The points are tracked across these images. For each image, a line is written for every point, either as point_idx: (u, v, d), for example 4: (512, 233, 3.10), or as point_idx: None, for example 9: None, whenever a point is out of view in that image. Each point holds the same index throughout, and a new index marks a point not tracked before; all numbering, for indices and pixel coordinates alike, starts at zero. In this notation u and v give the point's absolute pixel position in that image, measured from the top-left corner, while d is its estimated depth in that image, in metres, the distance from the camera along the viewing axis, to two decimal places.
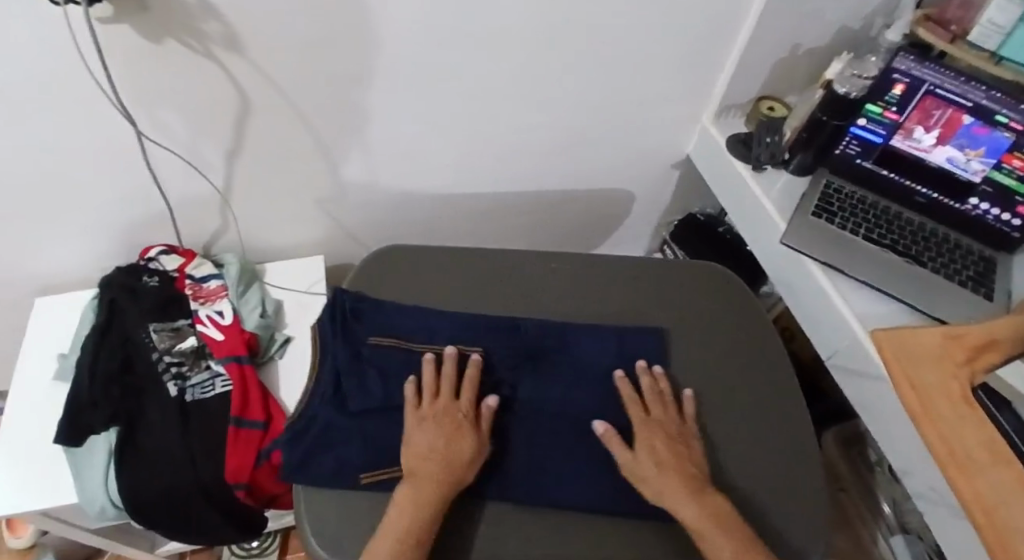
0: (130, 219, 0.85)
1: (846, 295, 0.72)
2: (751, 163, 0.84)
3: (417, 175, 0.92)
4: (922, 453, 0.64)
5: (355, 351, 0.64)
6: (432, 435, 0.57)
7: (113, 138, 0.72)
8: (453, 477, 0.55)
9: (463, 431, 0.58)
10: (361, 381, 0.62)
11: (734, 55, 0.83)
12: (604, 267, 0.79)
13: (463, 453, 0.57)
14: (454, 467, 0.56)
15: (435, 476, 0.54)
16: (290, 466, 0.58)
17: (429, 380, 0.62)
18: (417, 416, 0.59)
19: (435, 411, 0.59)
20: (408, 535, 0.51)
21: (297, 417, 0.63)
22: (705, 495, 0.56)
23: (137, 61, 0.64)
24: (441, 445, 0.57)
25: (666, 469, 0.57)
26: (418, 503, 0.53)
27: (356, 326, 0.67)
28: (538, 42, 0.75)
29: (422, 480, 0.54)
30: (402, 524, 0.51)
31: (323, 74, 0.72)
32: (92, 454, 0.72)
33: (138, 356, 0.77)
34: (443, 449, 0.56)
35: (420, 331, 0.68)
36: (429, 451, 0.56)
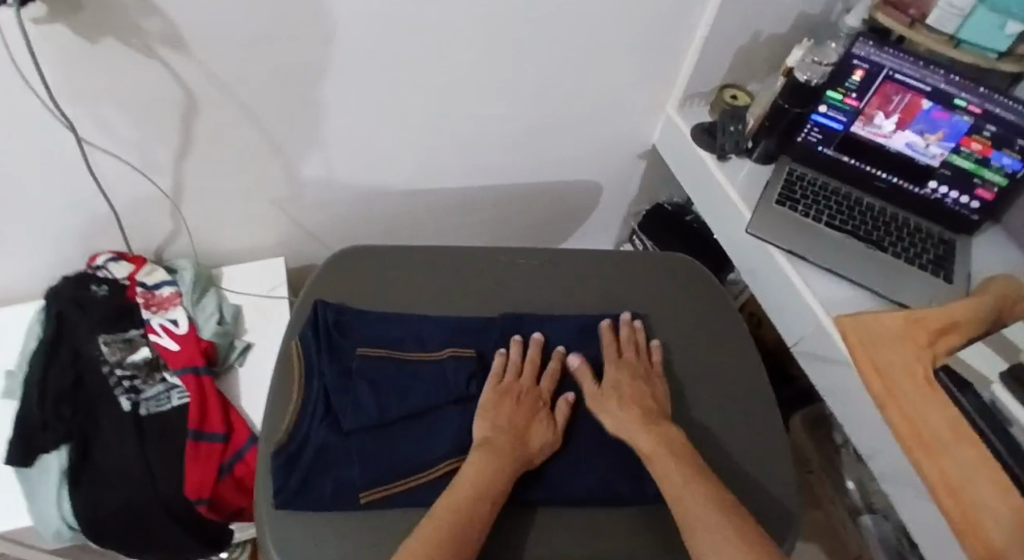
0: (75, 226, 0.80)
1: (812, 283, 0.72)
2: (717, 153, 0.83)
3: (378, 171, 0.89)
4: (891, 437, 0.65)
5: (344, 366, 0.62)
6: (511, 419, 0.58)
7: (48, 144, 0.68)
8: (528, 452, 0.56)
9: (546, 418, 0.60)
10: (354, 395, 0.59)
11: (696, 43, 0.82)
12: (571, 262, 0.77)
13: (549, 437, 0.58)
14: (531, 444, 0.57)
15: (511, 447, 0.55)
16: (285, 491, 0.54)
17: (516, 357, 0.64)
18: (496, 393, 0.60)
19: (520, 390, 0.61)
20: (480, 495, 0.51)
21: (286, 439, 0.59)
22: (660, 437, 0.58)
23: (73, 61, 0.60)
24: (524, 426, 0.58)
25: (624, 402, 0.61)
26: (503, 462, 0.54)
27: (342, 341, 0.64)
28: (501, 32, 0.73)
29: (500, 450, 0.54)
30: (485, 476, 0.52)
31: (276, 69, 0.69)
32: (46, 475, 0.68)
33: (88, 371, 0.73)
34: (524, 426, 0.58)
35: (381, 335, 0.66)
36: (511, 425, 0.57)
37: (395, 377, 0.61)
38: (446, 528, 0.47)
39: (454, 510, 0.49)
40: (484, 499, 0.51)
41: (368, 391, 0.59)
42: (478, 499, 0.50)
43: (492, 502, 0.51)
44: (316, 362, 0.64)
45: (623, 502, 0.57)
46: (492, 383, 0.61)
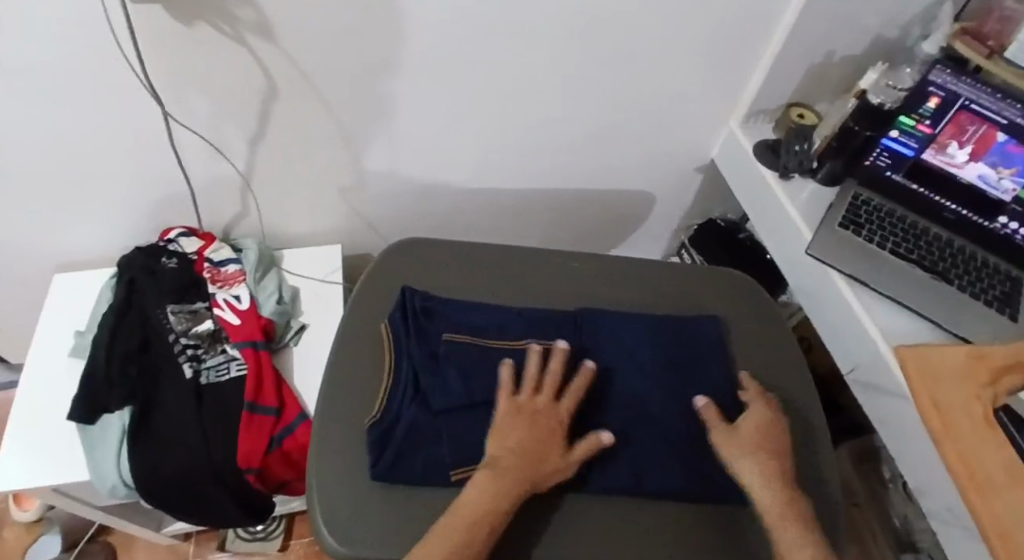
0: (153, 197, 0.85)
1: (872, 310, 0.70)
2: (779, 171, 0.82)
3: (439, 169, 0.91)
4: (943, 477, 0.63)
5: (432, 349, 0.64)
6: (526, 437, 0.55)
7: (137, 118, 0.72)
8: (539, 473, 0.54)
9: (563, 441, 0.56)
10: (438, 376, 0.61)
11: (766, 59, 0.82)
12: (628, 269, 0.78)
13: (563, 460, 0.55)
14: (544, 466, 0.54)
15: (518, 471, 0.53)
16: (381, 465, 0.57)
17: (534, 371, 0.60)
18: (512, 408, 0.57)
19: (538, 408, 0.58)
20: (481, 519, 0.50)
21: (379, 416, 0.61)
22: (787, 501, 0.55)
23: (169, 40, 0.64)
24: (539, 450, 0.55)
25: (760, 454, 0.57)
26: (511, 482, 0.52)
27: (428, 325, 0.66)
28: (571, 39, 0.75)
29: (506, 477, 0.52)
30: (488, 498, 0.51)
31: (353, 64, 0.72)
32: (106, 431, 0.72)
33: (155, 337, 0.78)
34: (536, 447, 0.55)
35: (465, 320, 0.67)
36: (521, 444, 0.55)
37: (477, 358, 0.63)
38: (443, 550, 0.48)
39: (454, 532, 0.49)
40: (484, 520, 0.50)
41: (457, 375, 0.61)
42: (476, 521, 0.50)
43: (493, 525, 0.50)
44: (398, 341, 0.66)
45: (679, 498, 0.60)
46: (508, 396, 0.58)
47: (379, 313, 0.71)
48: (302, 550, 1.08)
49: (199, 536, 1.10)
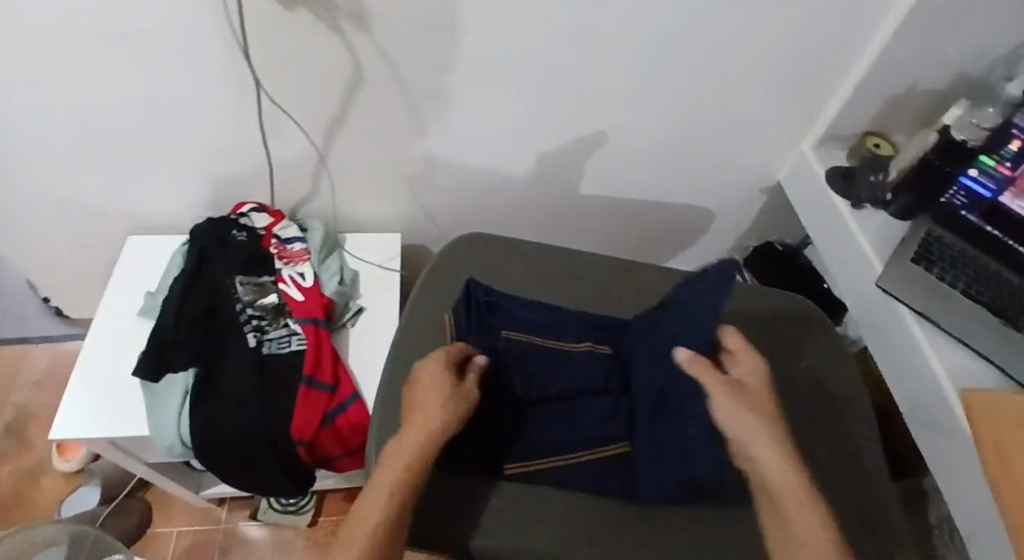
0: (232, 169, 0.88)
1: (938, 347, 0.69)
2: (852, 202, 0.82)
3: (507, 166, 0.93)
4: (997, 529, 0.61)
5: (492, 344, 0.65)
6: (416, 427, 0.56)
7: (230, 91, 0.76)
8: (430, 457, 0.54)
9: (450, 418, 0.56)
10: (502, 373, 0.64)
11: (848, 86, 0.82)
12: (688, 282, 0.78)
13: (447, 412, 0.56)
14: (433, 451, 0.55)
15: (410, 463, 0.53)
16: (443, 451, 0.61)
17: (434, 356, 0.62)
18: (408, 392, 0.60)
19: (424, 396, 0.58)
20: (379, 516, 0.50)
21: None
22: (806, 485, 0.52)
23: (269, 21, 0.66)
24: (426, 433, 0.55)
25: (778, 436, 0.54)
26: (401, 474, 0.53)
27: (490, 319, 0.67)
28: (654, 51, 0.75)
29: (397, 452, 0.54)
30: (386, 495, 0.52)
31: (439, 58, 0.73)
32: (169, 390, 0.75)
33: (222, 305, 0.80)
34: (424, 433, 0.55)
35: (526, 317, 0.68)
36: (412, 437, 0.55)
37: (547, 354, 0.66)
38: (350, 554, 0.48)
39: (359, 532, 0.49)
40: (384, 518, 0.50)
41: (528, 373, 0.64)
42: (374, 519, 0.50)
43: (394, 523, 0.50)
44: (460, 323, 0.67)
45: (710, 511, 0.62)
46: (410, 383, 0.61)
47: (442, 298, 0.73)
48: (331, 528, 1.12)
49: (232, 504, 1.14)
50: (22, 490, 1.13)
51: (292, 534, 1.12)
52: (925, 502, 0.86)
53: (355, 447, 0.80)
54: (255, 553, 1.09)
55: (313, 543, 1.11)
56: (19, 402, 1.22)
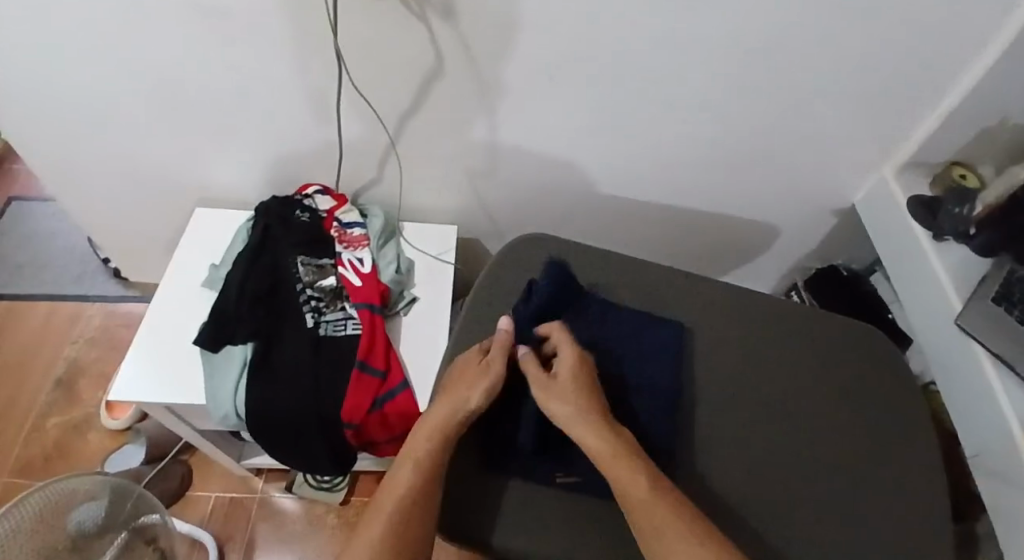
0: (303, 150, 0.90)
1: (1012, 394, 0.66)
2: (932, 231, 0.79)
3: (574, 167, 0.92)
4: None
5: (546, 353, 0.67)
6: (446, 401, 0.61)
7: (313, 74, 0.77)
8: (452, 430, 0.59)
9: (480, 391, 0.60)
10: None
11: (939, 112, 0.79)
12: (751, 300, 0.77)
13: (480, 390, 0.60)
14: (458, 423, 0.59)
15: (434, 434, 0.58)
16: (492, 453, 0.62)
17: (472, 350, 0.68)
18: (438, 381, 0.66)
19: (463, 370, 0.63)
20: (408, 488, 0.55)
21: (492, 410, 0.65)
22: (645, 473, 0.55)
23: (357, 6, 0.67)
24: (450, 405, 0.60)
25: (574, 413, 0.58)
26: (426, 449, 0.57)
27: (547, 326, 0.68)
28: (739, 64, 0.74)
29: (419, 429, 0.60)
30: (410, 467, 0.56)
31: (521, 54, 0.73)
32: (227, 362, 0.77)
33: (283, 283, 0.82)
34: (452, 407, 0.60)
35: (586, 327, 0.68)
36: (440, 411, 0.60)
37: (604, 358, 0.67)
38: (381, 528, 0.52)
39: (388, 505, 0.54)
40: (410, 490, 0.54)
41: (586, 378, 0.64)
42: (405, 493, 0.54)
43: (424, 494, 0.54)
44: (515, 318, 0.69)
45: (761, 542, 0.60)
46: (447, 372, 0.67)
47: (501, 295, 0.73)
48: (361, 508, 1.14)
49: (268, 474, 1.17)
50: (71, 441, 1.18)
51: (324, 510, 1.14)
52: (976, 550, 0.82)
53: (399, 434, 0.81)
54: (286, 525, 1.13)
55: (343, 522, 1.13)
56: (74, 355, 1.27)
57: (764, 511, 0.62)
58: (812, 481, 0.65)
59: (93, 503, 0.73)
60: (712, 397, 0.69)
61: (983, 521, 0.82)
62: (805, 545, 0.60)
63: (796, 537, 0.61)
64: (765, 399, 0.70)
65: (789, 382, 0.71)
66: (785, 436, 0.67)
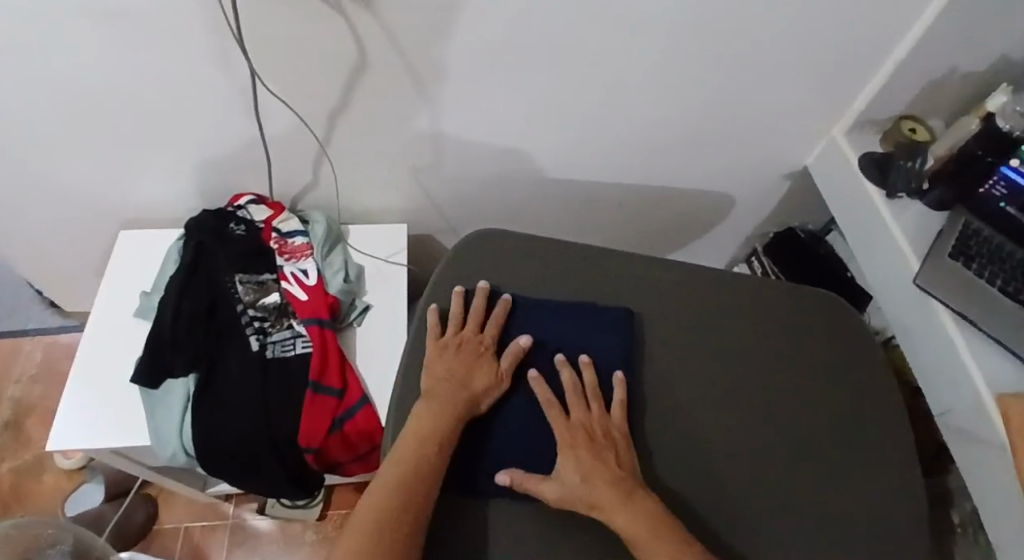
0: (230, 159, 0.83)
1: (975, 351, 0.66)
2: (886, 189, 0.78)
3: (523, 153, 0.88)
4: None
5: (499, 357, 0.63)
6: (452, 369, 0.60)
7: (227, 78, 0.70)
8: (470, 396, 0.59)
9: (488, 364, 0.62)
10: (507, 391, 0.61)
11: (886, 68, 0.77)
12: (710, 281, 0.74)
13: (488, 367, 0.61)
14: (473, 388, 0.59)
15: (449, 400, 0.58)
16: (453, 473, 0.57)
17: (457, 309, 0.66)
18: (437, 345, 0.63)
19: (461, 337, 0.63)
20: (401, 477, 0.52)
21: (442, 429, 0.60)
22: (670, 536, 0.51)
23: (265, 2, 0.61)
24: (463, 373, 0.60)
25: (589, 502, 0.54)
26: (428, 428, 0.56)
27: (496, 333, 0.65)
28: (680, 34, 0.70)
29: (438, 400, 0.57)
30: (409, 452, 0.54)
31: (450, 42, 0.68)
32: (170, 396, 0.72)
33: (222, 304, 0.77)
34: (464, 372, 0.60)
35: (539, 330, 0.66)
36: (450, 374, 0.60)
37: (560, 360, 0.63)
38: (371, 522, 0.49)
39: (379, 497, 0.51)
40: (403, 481, 0.52)
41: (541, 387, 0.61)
42: (395, 483, 0.52)
43: (418, 480, 0.53)
44: (455, 324, 0.65)
45: (741, 533, 0.59)
46: (434, 335, 0.64)
47: (440, 299, 0.69)
48: (339, 522, 1.11)
49: (238, 498, 1.12)
50: (22, 486, 1.11)
51: (300, 527, 1.10)
52: (949, 502, 0.83)
53: (363, 453, 0.77)
54: (261, 547, 1.08)
55: (322, 538, 1.10)
56: (17, 395, 1.19)
57: (742, 499, 0.61)
58: (781, 463, 0.63)
59: (55, 548, 0.70)
60: (665, 386, 0.66)
61: (954, 473, 0.83)
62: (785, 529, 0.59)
63: (761, 524, 0.59)
64: (722, 381, 0.67)
65: (748, 361, 0.69)
66: (752, 421, 0.66)
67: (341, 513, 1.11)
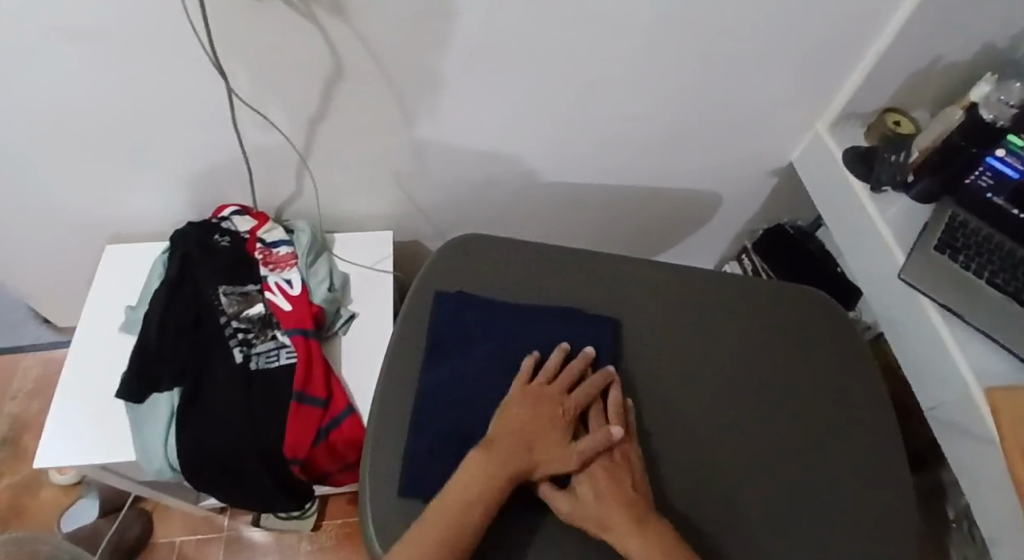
0: (213, 171, 0.83)
1: (962, 343, 0.65)
2: (871, 184, 0.77)
3: (505, 155, 0.87)
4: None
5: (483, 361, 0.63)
6: (519, 428, 0.56)
7: (203, 91, 0.70)
8: (532, 463, 0.55)
9: (562, 430, 0.58)
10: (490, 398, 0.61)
11: (867, 61, 0.77)
12: (694, 280, 0.74)
13: (561, 438, 0.57)
14: (536, 455, 0.55)
15: (511, 459, 0.54)
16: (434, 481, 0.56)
17: (553, 364, 0.62)
18: (522, 396, 0.59)
19: (542, 393, 0.59)
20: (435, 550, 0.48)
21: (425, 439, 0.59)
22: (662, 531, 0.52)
23: (236, 14, 0.60)
24: (530, 436, 0.56)
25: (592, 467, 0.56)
26: (476, 489, 0.52)
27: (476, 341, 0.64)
28: (656, 34, 0.70)
29: (496, 461, 0.54)
30: (451, 518, 0.50)
31: (423, 47, 0.67)
32: (154, 411, 0.72)
33: (206, 316, 0.76)
34: (532, 434, 0.56)
35: (519, 334, 0.66)
36: (517, 433, 0.56)
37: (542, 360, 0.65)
38: None
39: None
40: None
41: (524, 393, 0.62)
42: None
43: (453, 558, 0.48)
44: (436, 332, 0.65)
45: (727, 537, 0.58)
46: (522, 383, 0.60)
47: (421, 305, 0.68)
48: (334, 532, 1.11)
49: (234, 510, 1.12)
50: (19, 502, 1.11)
51: (296, 538, 1.10)
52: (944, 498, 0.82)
53: (350, 462, 0.78)
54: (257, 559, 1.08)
55: (318, 548, 1.09)
56: (14, 412, 1.19)
57: (726, 500, 0.60)
58: (769, 464, 0.62)
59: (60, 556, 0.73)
60: (651, 386, 0.66)
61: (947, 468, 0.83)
62: (774, 529, 0.59)
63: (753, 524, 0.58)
64: (710, 384, 0.67)
65: (735, 360, 0.69)
66: (738, 422, 0.65)
67: (337, 523, 1.11)
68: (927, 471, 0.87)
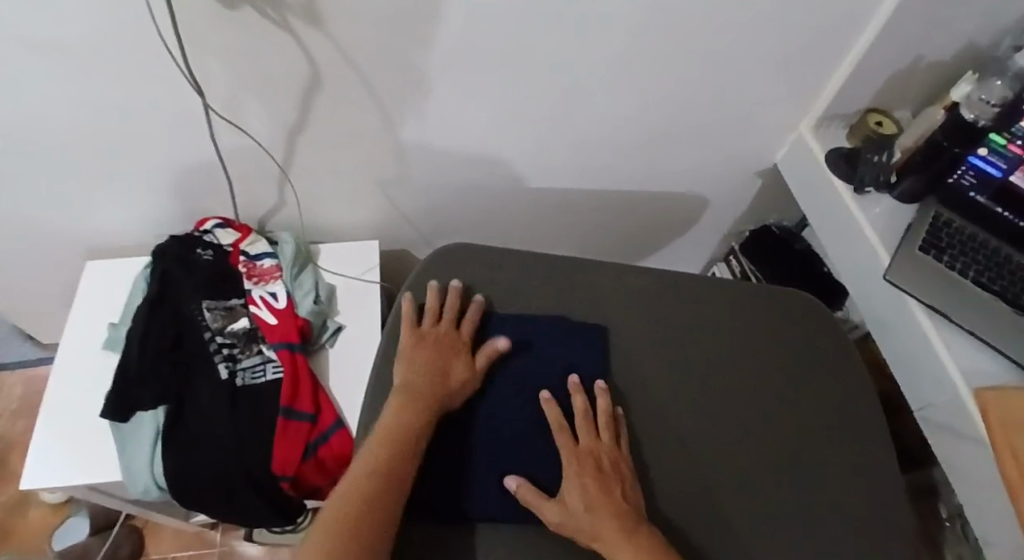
0: (194, 184, 0.82)
1: (950, 342, 0.65)
2: (854, 184, 0.78)
3: (489, 161, 0.87)
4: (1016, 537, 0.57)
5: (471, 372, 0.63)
6: (428, 362, 0.61)
7: (181, 103, 0.69)
8: (447, 391, 0.60)
9: (462, 357, 0.63)
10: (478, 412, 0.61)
11: (848, 62, 0.77)
12: (681, 284, 0.74)
13: (461, 363, 0.62)
14: (449, 383, 0.60)
15: (429, 390, 0.59)
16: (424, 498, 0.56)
17: (434, 302, 0.67)
18: (414, 337, 0.64)
19: (437, 332, 0.65)
20: (367, 488, 0.51)
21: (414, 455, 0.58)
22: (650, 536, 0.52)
23: (210, 25, 0.59)
24: (435, 367, 0.61)
25: (585, 475, 0.56)
26: (404, 421, 0.56)
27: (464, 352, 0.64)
28: (636, 37, 0.69)
29: (414, 395, 0.58)
30: (385, 454, 0.54)
31: (401, 54, 0.67)
32: (139, 430, 0.71)
33: (190, 332, 0.75)
34: (440, 365, 0.61)
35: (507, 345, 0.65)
36: (427, 367, 0.61)
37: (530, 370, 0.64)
38: (334, 534, 0.48)
39: (341, 509, 0.50)
40: (368, 499, 0.50)
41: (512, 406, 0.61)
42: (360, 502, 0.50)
43: (387, 493, 0.51)
44: (422, 344, 0.65)
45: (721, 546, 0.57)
46: (411, 324, 0.65)
47: (407, 317, 0.67)
48: None
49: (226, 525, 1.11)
50: (5, 523, 1.09)
51: (289, 551, 1.09)
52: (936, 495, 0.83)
53: (340, 477, 0.77)
54: None
55: None
56: None
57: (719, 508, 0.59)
58: (759, 468, 0.62)
59: None
60: (639, 394, 0.66)
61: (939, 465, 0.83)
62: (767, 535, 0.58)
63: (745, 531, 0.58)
64: (699, 389, 0.67)
65: (723, 364, 0.69)
66: (727, 427, 0.65)
67: None
68: (918, 469, 0.87)
